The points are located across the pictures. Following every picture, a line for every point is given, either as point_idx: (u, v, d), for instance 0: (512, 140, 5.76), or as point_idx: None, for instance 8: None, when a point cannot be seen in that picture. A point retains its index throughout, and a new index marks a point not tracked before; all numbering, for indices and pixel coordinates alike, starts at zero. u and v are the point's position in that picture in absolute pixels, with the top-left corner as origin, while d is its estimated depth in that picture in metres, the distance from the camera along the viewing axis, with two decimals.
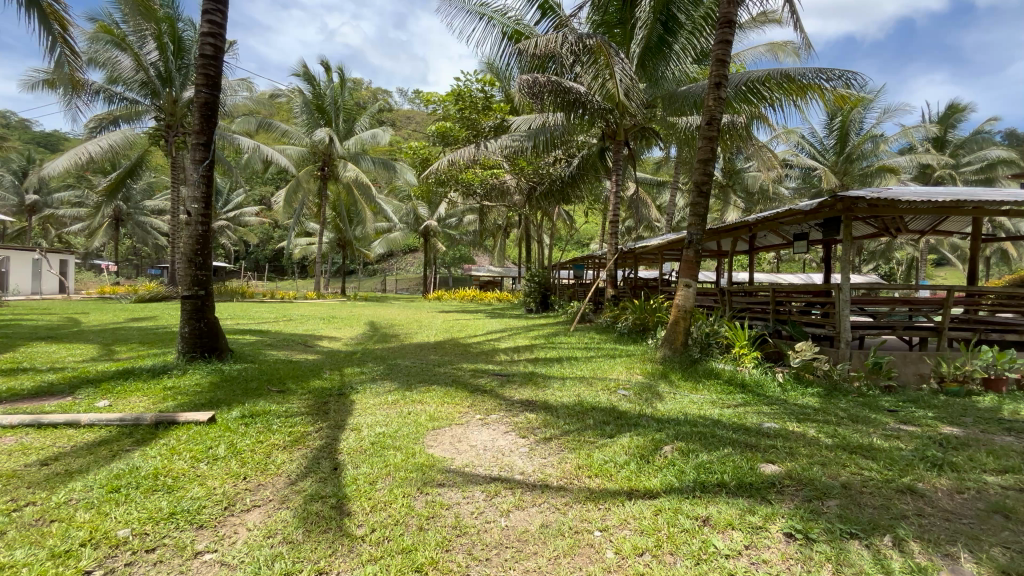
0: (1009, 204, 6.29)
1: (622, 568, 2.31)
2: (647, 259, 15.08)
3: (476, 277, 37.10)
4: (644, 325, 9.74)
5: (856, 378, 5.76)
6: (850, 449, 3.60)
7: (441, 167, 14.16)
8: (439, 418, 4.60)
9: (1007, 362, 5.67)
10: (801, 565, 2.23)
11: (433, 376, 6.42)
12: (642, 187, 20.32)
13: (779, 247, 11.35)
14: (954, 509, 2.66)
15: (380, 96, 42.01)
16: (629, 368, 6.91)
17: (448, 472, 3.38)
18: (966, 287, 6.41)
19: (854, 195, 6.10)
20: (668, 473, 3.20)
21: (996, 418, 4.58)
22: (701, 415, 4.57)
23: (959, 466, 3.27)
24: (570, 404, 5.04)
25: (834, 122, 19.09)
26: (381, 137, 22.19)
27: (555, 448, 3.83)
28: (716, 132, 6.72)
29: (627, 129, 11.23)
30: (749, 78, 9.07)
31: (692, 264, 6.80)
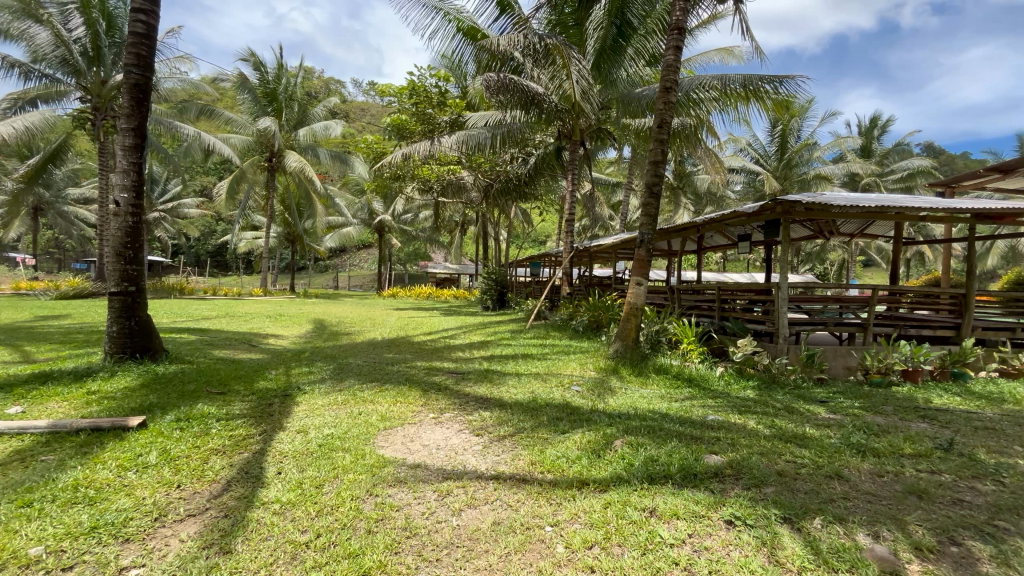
0: (926, 210, 6.87)
1: (572, 561, 2.34)
2: (602, 257, 15.38)
3: (433, 274, 36.60)
4: (597, 323, 9.96)
5: (791, 372, 6.13)
6: (785, 438, 3.81)
7: (395, 161, 13.83)
8: (391, 418, 4.51)
9: (923, 355, 6.20)
10: (739, 550, 2.34)
11: (387, 375, 6.27)
12: (597, 187, 20.73)
13: (724, 247, 11.87)
14: (875, 491, 2.88)
15: (333, 86, 40.60)
16: (582, 365, 7.03)
17: (399, 473, 3.31)
18: (888, 287, 6.95)
19: (791, 199, 6.47)
20: (618, 467, 3.27)
21: (913, 406, 4.99)
22: (651, 410, 4.71)
23: (880, 452, 3.53)
24: (523, 400, 5.07)
25: (775, 129, 20.19)
26: (334, 128, 21.51)
27: (509, 445, 3.83)
28: (666, 135, 6.93)
29: (583, 129, 11.41)
30: (698, 83, 9.42)
31: (643, 263, 6.98)
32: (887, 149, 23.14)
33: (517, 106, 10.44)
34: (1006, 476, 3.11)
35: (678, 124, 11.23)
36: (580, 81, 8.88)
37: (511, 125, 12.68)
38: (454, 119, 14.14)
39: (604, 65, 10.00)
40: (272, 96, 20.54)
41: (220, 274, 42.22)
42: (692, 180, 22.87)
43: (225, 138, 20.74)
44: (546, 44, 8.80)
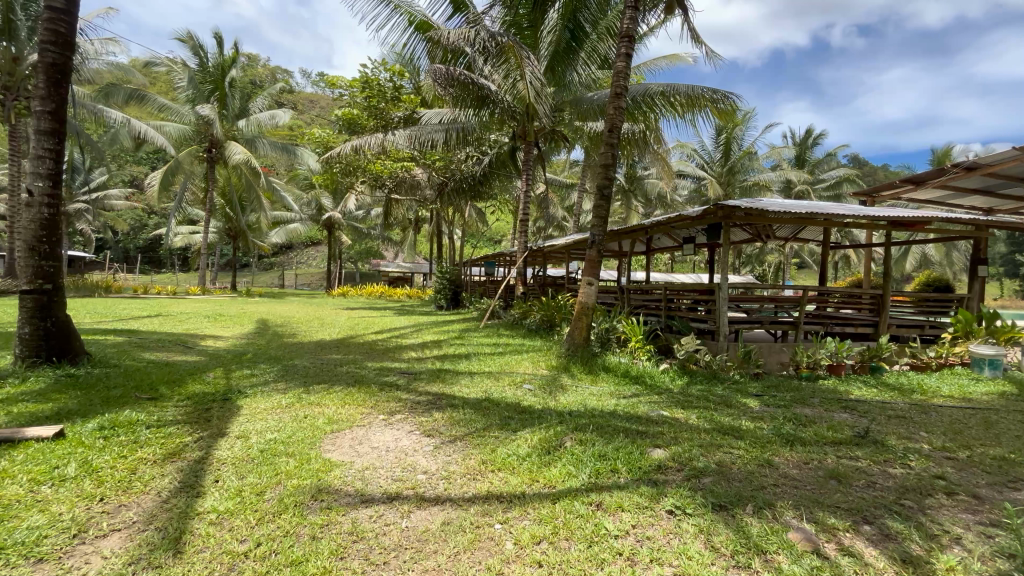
0: (849, 217, 7.47)
1: (520, 557, 2.37)
2: (555, 257, 15.61)
3: (385, 273, 35.89)
4: (550, 321, 10.12)
5: (730, 367, 6.49)
6: (723, 431, 4.04)
7: (346, 155, 13.44)
8: (339, 420, 4.39)
9: (845, 350, 6.74)
10: (678, 538, 2.46)
11: (335, 375, 6.09)
12: (551, 188, 21.01)
13: (670, 248, 12.35)
14: (800, 477, 3.11)
15: (280, 75, 38.81)
16: (534, 363, 7.13)
17: (346, 476, 3.24)
18: (817, 288, 7.48)
19: (731, 205, 6.85)
20: (567, 464, 3.35)
21: (836, 398, 5.42)
22: (600, 407, 4.86)
23: (806, 440, 3.81)
24: (475, 400, 5.07)
25: (719, 137, 21.20)
26: (280, 118, 20.54)
27: (460, 445, 3.82)
28: (616, 139, 7.13)
29: (536, 131, 11.54)
30: (647, 91, 9.80)
31: (594, 263, 7.14)
32: (818, 159, 24.89)
33: (470, 103, 10.43)
34: (911, 459, 3.44)
35: (628, 129, 11.62)
36: (535, 82, 8.99)
37: (466, 124, 12.64)
38: (407, 115, 13.88)
39: (558, 68, 10.15)
40: (213, 83, 19.42)
41: (152, 271, 39.41)
42: (642, 184, 23.62)
43: (158, 125, 19.39)
44: (500, 43, 8.85)
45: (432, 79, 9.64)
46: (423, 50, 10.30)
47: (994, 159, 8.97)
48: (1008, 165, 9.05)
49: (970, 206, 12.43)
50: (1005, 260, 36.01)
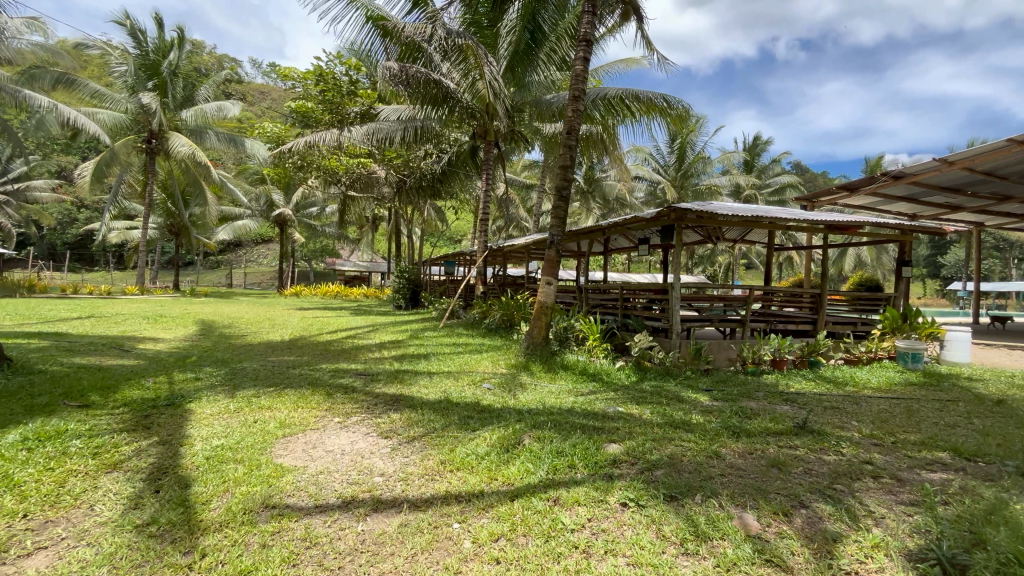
0: (791, 221, 7.93)
1: (478, 555, 2.38)
2: (515, 257, 15.68)
3: (341, 272, 34.90)
4: (510, 320, 10.17)
5: (682, 364, 6.77)
6: (674, 424, 4.21)
7: (299, 150, 12.97)
8: (291, 424, 4.25)
9: (786, 346, 7.15)
10: (632, 529, 2.54)
11: (286, 378, 5.85)
12: (511, 187, 21.08)
13: (627, 249, 12.67)
14: (744, 467, 3.28)
15: (227, 63, 36.96)
16: (494, 362, 7.15)
17: (299, 481, 3.14)
18: (762, 287, 7.91)
19: (683, 207, 7.13)
20: (525, 461, 3.39)
21: (779, 392, 5.73)
22: (558, 405, 4.92)
23: (750, 432, 4.04)
24: (434, 400, 5.03)
25: (673, 142, 21.96)
26: (228, 109, 19.45)
27: (418, 446, 3.79)
28: (574, 141, 7.26)
29: (496, 131, 11.57)
30: (605, 94, 10.03)
31: (552, 263, 7.24)
32: (764, 165, 26.23)
33: (429, 101, 10.33)
34: (843, 447, 3.71)
35: (586, 132, 11.86)
36: (493, 83, 9.04)
37: (424, 121, 12.51)
38: (364, 110, 13.56)
39: (518, 69, 10.18)
40: (152, 69, 18.30)
41: (83, 269, 36.62)
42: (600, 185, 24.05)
43: (90, 112, 18.02)
44: (459, 43, 8.84)
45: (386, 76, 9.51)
46: (380, 45, 10.11)
47: (918, 168, 9.78)
48: (930, 174, 9.89)
49: (897, 212, 13.48)
50: (927, 262, 39.22)
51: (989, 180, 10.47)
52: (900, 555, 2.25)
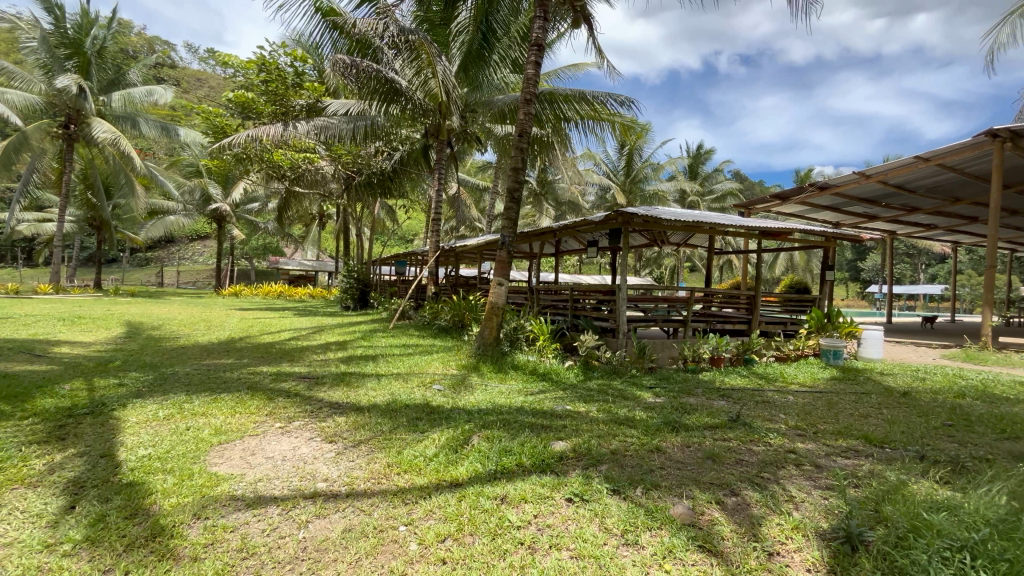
0: (729, 227, 8.39)
1: (424, 556, 2.37)
2: (467, 257, 15.62)
3: (285, 271, 33.38)
4: (461, 321, 10.11)
5: (627, 362, 7.01)
6: (619, 421, 4.36)
7: (240, 142, 12.30)
8: (228, 431, 4.04)
9: (724, 344, 7.58)
10: (576, 523, 2.62)
11: (223, 383, 5.54)
12: (463, 188, 20.95)
13: (577, 250, 12.94)
14: (682, 460, 3.45)
15: (158, 45, 34.38)
16: (444, 363, 7.10)
17: (236, 490, 2.99)
18: (703, 289, 8.33)
19: (630, 211, 7.38)
20: (474, 461, 3.40)
21: (717, 388, 6.06)
22: (507, 404, 4.96)
23: (688, 426, 4.26)
24: (382, 403, 4.93)
25: (622, 148, 22.65)
26: (160, 95, 18.14)
27: (365, 450, 3.70)
28: (526, 144, 7.32)
29: (449, 130, 11.50)
30: (557, 97, 10.20)
31: (504, 264, 7.27)
32: (707, 173, 27.57)
33: (380, 98, 10.11)
34: (771, 438, 3.98)
35: (538, 134, 12.01)
36: (445, 82, 9.01)
37: (375, 118, 12.25)
38: (310, 104, 13.03)
39: (472, 69, 10.15)
40: (72, 47, 16.81)
41: None
42: (553, 188, 24.40)
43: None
44: (409, 39, 8.74)
45: (333, 68, 9.27)
46: (329, 38, 9.78)
47: (840, 179, 10.63)
48: (851, 186, 10.77)
49: (823, 220, 14.58)
50: (849, 266, 42.65)
51: (901, 192, 11.55)
52: (814, 534, 2.46)
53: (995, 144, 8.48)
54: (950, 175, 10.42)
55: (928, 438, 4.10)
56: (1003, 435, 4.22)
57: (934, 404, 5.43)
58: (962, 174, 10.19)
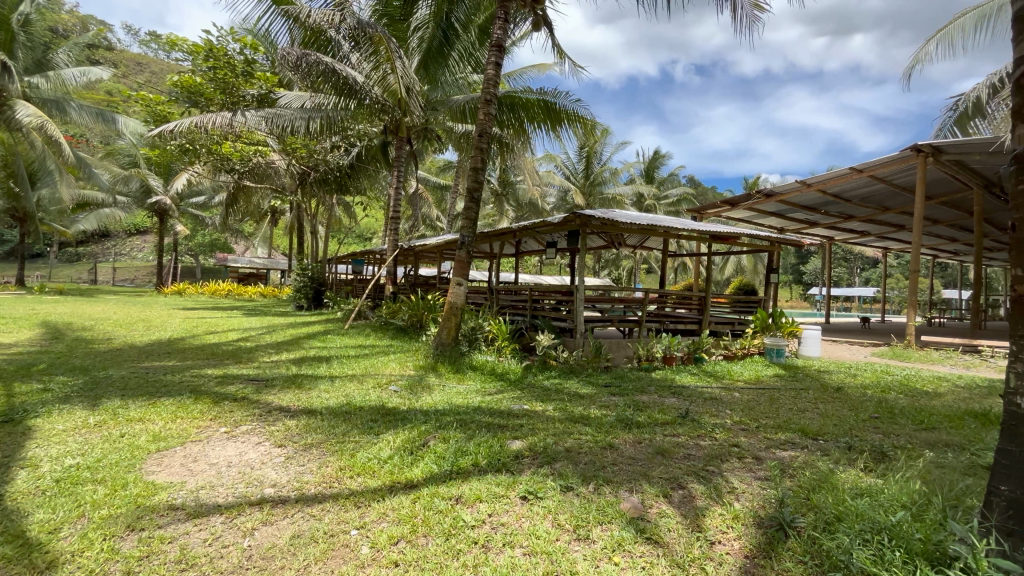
0: (682, 231, 8.68)
1: (376, 560, 2.34)
2: (427, 256, 15.47)
3: (234, 268, 31.86)
4: (419, 321, 9.99)
5: (584, 362, 7.15)
6: (575, 419, 4.45)
7: (182, 130, 11.62)
8: (167, 437, 3.82)
9: (676, 344, 7.86)
10: (529, 520, 2.66)
11: (163, 387, 5.21)
12: (423, 186, 20.70)
13: (537, 251, 13.06)
14: (634, 456, 3.56)
15: (93, 24, 31.96)
16: (402, 364, 7.01)
17: (175, 499, 2.85)
18: (657, 290, 8.59)
19: (587, 213, 7.50)
20: (429, 461, 3.38)
21: (670, 386, 6.28)
22: (464, 404, 4.95)
23: (641, 423, 4.40)
24: (336, 405, 4.81)
25: (582, 151, 23.04)
26: (95, 77, 16.95)
27: (316, 454, 3.60)
28: (485, 144, 7.33)
29: (407, 127, 11.37)
30: (517, 99, 10.29)
31: (463, 264, 7.23)
32: (662, 178, 28.48)
33: (336, 92, 9.85)
34: (716, 433, 4.17)
35: (499, 135, 12.04)
36: (405, 79, 8.89)
37: (330, 112, 11.97)
38: (261, 94, 12.51)
39: (431, 67, 10.05)
40: None
41: None
42: (514, 189, 24.52)
43: None
44: (368, 33, 8.54)
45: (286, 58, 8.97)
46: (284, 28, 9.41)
47: (784, 188, 11.25)
48: (793, 194, 11.41)
49: (769, 225, 15.35)
50: (793, 270, 45.23)
51: (837, 201, 12.35)
52: (752, 523, 2.60)
53: (920, 158, 9.18)
54: (881, 186, 11.23)
55: (857, 429, 4.43)
56: (921, 425, 4.62)
57: (862, 398, 5.86)
58: (890, 185, 11.01)
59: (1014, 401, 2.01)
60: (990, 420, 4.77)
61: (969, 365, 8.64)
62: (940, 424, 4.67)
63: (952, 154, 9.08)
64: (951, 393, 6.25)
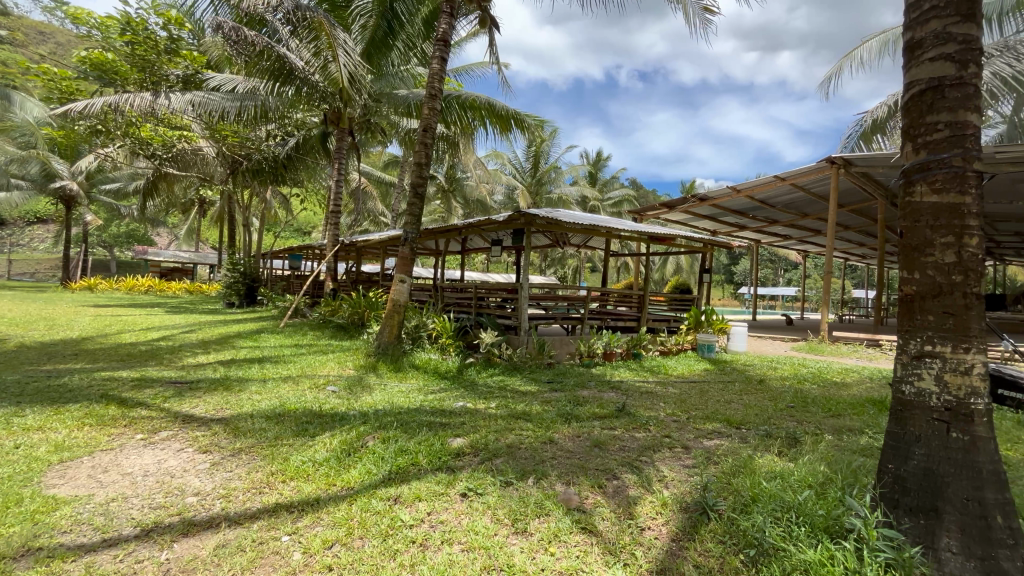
0: (623, 231, 8.97)
1: (308, 566, 2.26)
2: (369, 252, 15.04)
3: (155, 262, 29.36)
4: (360, 319, 9.70)
5: (527, 359, 7.28)
6: (516, 416, 4.51)
7: (93, 110, 10.53)
8: (72, 447, 3.48)
9: (614, 341, 8.15)
10: (468, 517, 2.67)
11: (69, 392, 4.75)
12: (367, 180, 20.09)
13: (482, 249, 13.06)
14: (572, 449, 3.66)
15: None
16: (340, 364, 6.79)
17: (81, 513, 2.62)
18: (599, 288, 8.84)
19: (531, 213, 7.59)
20: (367, 463, 3.31)
21: (609, 381, 6.52)
22: (405, 404, 4.88)
23: (580, 417, 4.54)
24: (268, 408, 4.60)
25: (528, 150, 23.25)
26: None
27: (245, 458, 3.42)
28: (430, 139, 7.23)
29: (350, 118, 10.99)
30: (464, 95, 10.22)
31: (406, 260, 7.09)
32: (605, 179, 29.35)
33: (272, 77, 9.33)
34: (650, 425, 4.38)
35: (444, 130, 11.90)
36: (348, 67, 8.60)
37: (265, 99, 11.37)
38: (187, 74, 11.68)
39: (375, 56, 9.76)
40: None
41: None
42: (461, 185, 24.35)
43: None
44: (307, 17, 8.31)
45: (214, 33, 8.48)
46: (212, 6, 8.80)
47: (717, 193, 11.96)
48: (725, 199, 12.14)
49: (703, 228, 16.26)
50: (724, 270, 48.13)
51: (763, 206, 13.27)
52: (679, 508, 2.75)
53: (833, 169, 10.06)
54: (801, 193, 12.18)
55: (774, 418, 4.81)
56: (828, 413, 5.08)
57: (781, 389, 6.36)
58: (809, 193, 11.98)
59: (900, 388, 2.26)
60: (885, 407, 5.33)
61: (871, 358, 9.60)
62: (845, 411, 5.16)
63: (860, 167, 9.99)
64: (856, 383, 6.91)
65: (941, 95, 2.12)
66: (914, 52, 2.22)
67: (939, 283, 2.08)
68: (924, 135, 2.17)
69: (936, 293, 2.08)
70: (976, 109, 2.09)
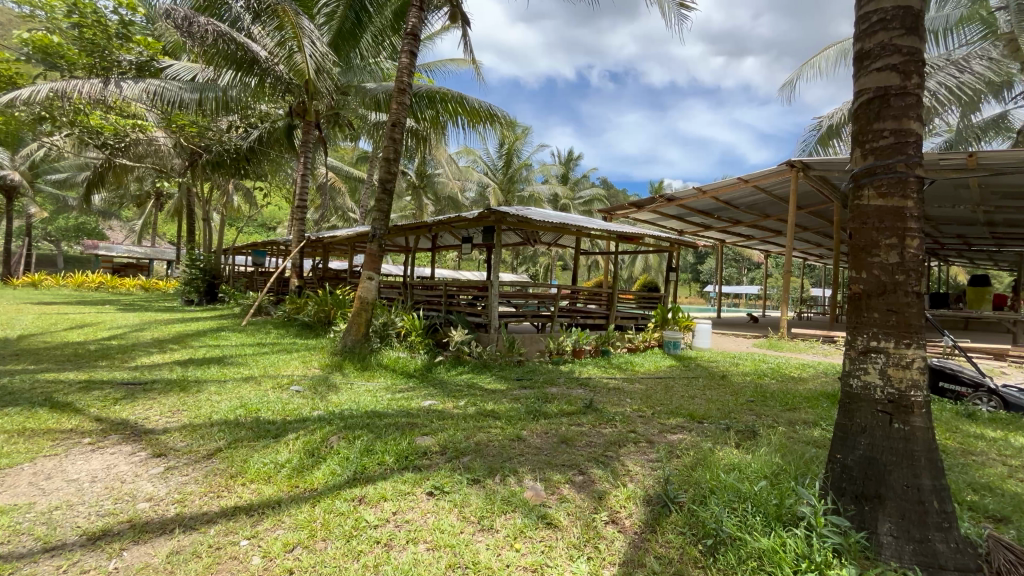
0: (593, 230, 9.08)
1: (269, 570, 2.21)
2: (337, 249, 14.73)
3: (107, 258, 27.85)
4: (326, 316, 9.49)
5: (496, 356, 7.30)
6: (485, 414, 4.52)
7: (36, 97, 9.86)
8: (10, 453, 3.27)
9: (584, 337, 8.26)
10: (435, 515, 2.66)
11: (8, 396, 4.47)
12: (335, 174, 19.64)
13: (453, 246, 12.99)
14: (540, 446, 3.69)
15: None
16: (305, 363, 6.62)
17: (20, 524, 2.47)
18: (568, 286, 8.93)
19: (502, 211, 7.59)
20: (331, 464, 3.24)
21: (578, 378, 6.61)
22: (372, 404, 4.81)
23: (548, 413, 4.59)
24: (228, 409, 4.46)
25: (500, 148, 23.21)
26: None
27: (202, 462, 3.30)
28: (399, 135, 7.13)
29: (316, 111, 10.69)
30: (434, 90, 10.14)
31: (375, 257, 6.98)
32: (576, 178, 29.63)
33: (233, 66, 9.01)
34: (616, 420, 4.46)
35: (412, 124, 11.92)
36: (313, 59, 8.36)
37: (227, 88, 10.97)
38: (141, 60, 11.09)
39: (342, 47, 9.72)
40: None
41: None
42: (432, 182, 24.12)
43: None
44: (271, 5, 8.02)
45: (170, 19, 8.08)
46: None
47: (683, 194, 12.25)
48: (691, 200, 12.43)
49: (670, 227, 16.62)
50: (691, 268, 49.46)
51: (727, 207, 13.67)
52: (642, 501, 2.82)
53: (793, 172, 10.45)
54: (762, 195, 12.60)
55: (735, 412, 4.98)
56: (785, 406, 5.30)
57: (742, 384, 6.59)
58: (770, 195, 12.40)
59: (848, 381, 2.37)
60: (837, 400, 5.60)
61: (826, 353, 10.06)
62: (801, 404, 5.40)
63: (817, 170, 10.40)
64: (812, 378, 7.23)
65: (887, 103, 2.24)
66: (863, 62, 2.34)
67: (883, 282, 2.19)
68: (871, 141, 2.27)
69: (880, 291, 2.20)
70: (918, 117, 2.22)
